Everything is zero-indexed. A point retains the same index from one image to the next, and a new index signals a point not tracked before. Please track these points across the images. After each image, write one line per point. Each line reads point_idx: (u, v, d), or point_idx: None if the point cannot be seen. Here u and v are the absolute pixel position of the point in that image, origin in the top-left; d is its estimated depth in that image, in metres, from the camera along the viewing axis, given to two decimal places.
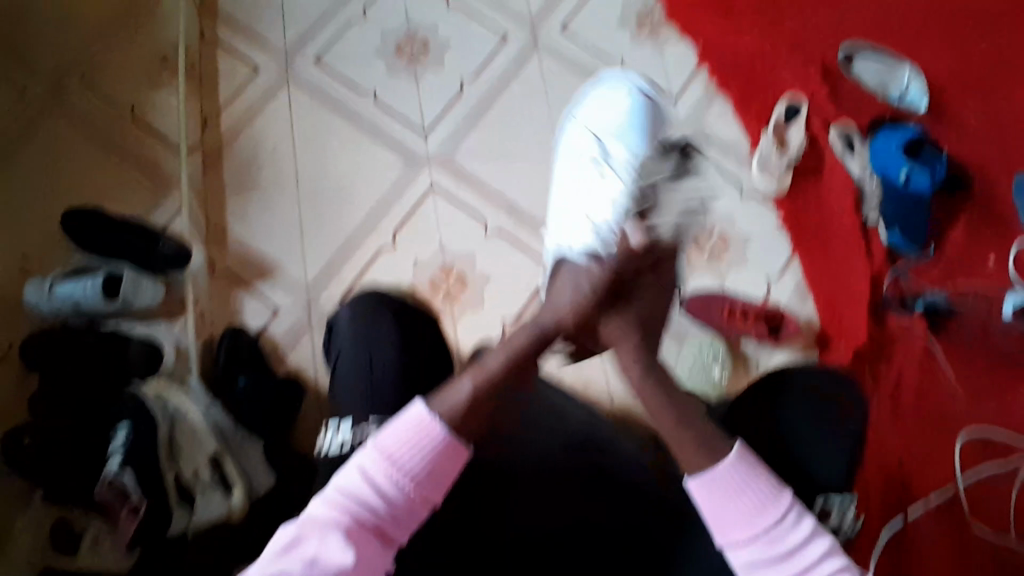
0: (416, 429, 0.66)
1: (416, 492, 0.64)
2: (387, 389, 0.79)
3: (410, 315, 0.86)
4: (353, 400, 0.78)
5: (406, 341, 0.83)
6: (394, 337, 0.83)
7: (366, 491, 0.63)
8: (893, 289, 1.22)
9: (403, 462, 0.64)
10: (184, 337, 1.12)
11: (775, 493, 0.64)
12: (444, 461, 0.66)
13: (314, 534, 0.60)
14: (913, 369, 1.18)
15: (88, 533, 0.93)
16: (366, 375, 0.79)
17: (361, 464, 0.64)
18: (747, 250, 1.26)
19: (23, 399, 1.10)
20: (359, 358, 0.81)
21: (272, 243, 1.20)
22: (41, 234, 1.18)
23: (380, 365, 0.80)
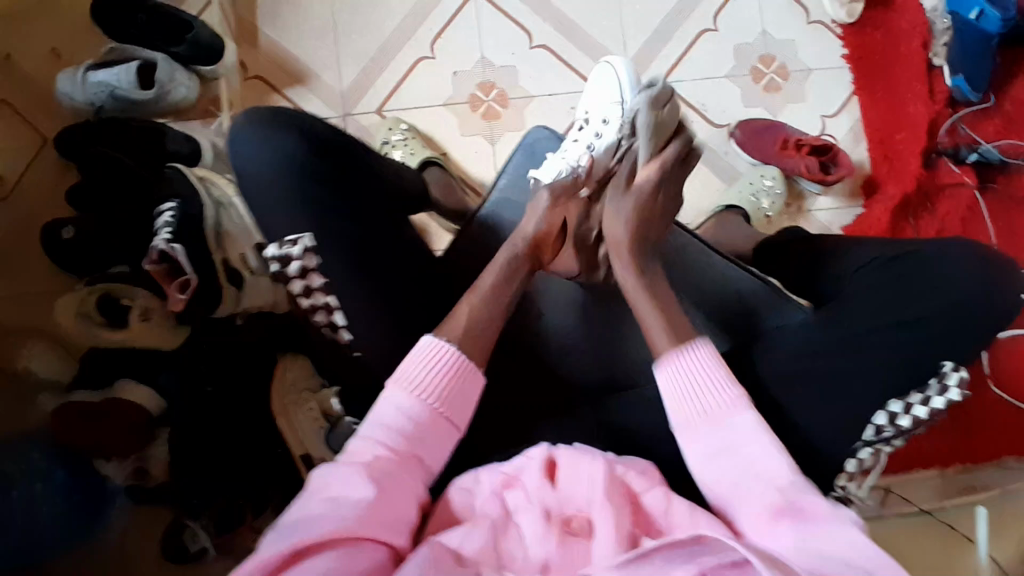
0: (435, 356, 0.66)
1: (443, 412, 0.65)
2: (308, 205, 0.70)
3: (326, 134, 0.73)
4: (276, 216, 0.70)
5: (324, 160, 0.71)
6: (301, 145, 0.71)
7: (395, 422, 0.63)
8: (949, 138, 1.14)
9: (428, 385, 0.65)
10: (220, 137, 1.10)
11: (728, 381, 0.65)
12: (461, 386, 0.67)
13: (337, 478, 0.58)
14: (956, 216, 1.11)
15: (138, 303, 0.92)
16: (284, 188, 0.70)
17: (386, 401, 0.64)
18: (808, 82, 1.18)
19: (61, 190, 1.10)
20: (266, 175, 0.70)
21: (307, 47, 1.16)
22: (67, 22, 1.13)
23: (278, 183, 0.70)
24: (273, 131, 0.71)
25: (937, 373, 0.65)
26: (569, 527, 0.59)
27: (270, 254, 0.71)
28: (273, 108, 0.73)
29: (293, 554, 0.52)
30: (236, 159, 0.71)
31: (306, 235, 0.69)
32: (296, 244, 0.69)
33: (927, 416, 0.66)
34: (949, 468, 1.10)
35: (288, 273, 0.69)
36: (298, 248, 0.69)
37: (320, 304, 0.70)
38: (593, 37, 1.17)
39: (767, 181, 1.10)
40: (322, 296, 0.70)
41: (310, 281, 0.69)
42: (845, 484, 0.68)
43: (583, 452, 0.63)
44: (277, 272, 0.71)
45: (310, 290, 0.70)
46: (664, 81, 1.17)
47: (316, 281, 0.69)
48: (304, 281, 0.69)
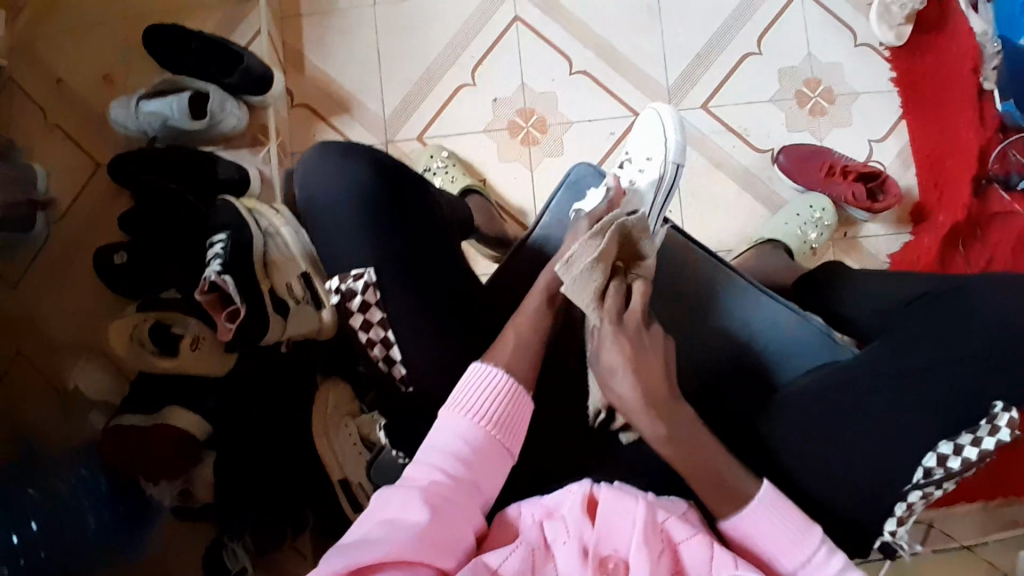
0: (487, 381, 0.66)
1: (499, 438, 0.65)
2: (365, 241, 0.70)
3: (395, 173, 0.74)
4: (338, 251, 0.71)
5: (384, 195, 0.72)
6: (364, 178, 0.72)
7: (451, 446, 0.64)
8: (998, 164, 1.10)
9: (483, 410, 0.65)
10: (266, 165, 1.12)
11: (801, 526, 0.62)
12: (515, 410, 0.67)
13: (394, 501, 0.59)
14: (1006, 244, 1.07)
15: (189, 332, 0.93)
16: (348, 228, 0.71)
17: (441, 426, 0.65)
18: (854, 107, 1.15)
19: (111, 214, 1.13)
20: (334, 211, 0.71)
21: (351, 75, 1.18)
22: (120, 51, 1.17)
23: (341, 221, 0.71)
24: (338, 166, 0.72)
25: (988, 414, 0.64)
26: (606, 567, 0.58)
27: (332, 287, 0.71)
28: (343, 143, 0.74)
29: (352, 575, 0.53)
30: (307, 192, 0.74)
31: (369, 270, 0.69)
32: (360, 278, 0.69)
33: (978, 458, 0.64)
34: (992, 501, 1.05)
35: (349, 308, 0.69)
36: (362, 283, 0.69)
37: (378, 339, 0.69)
38: (633, 63, 1.17)
39: (815, 213, 1.08)
40: (381, 331, 0.69)
41: (370, 316, 0.69)
42: (894, 528, 0.66)
43: (625, 491, 0.62)
44: (337, 305, 0.70)
45: (369, 325, 0.69)
46: (705, 106, 1.16)
47: (377, 315, 0.69)
48: (365, 316, 0.69)
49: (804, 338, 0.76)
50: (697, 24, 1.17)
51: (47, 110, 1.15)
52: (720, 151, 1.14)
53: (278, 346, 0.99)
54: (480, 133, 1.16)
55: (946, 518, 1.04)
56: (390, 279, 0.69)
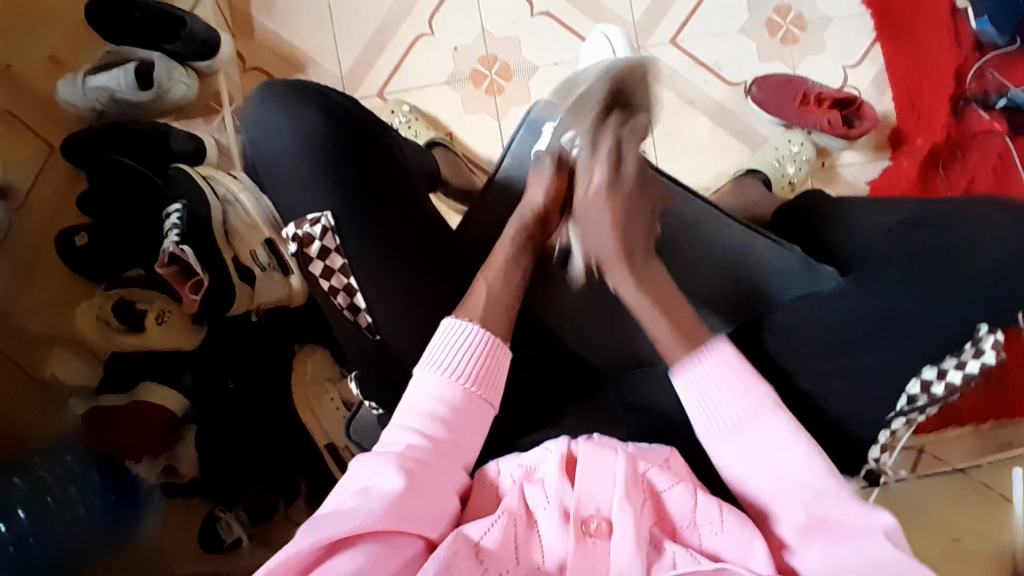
0: (464, 337, 0.63)
1: (477, 395, 0.62)
2: (323, 192, 0.65)
3: (359, 117, 0.68)
4: (292, 205, 0.66)
5: (339, 139, 0.66)
6: (318, 120, 0.66)
7: (430, 407, 0.61)
8: (976, 83, 1.07)
9: (458, 366, 0.62)
10: (223, 134, 1.09)
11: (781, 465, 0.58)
12: (493, 362, 0.64)
13: (374, 465, 0.57)
14: (987, 164, 1.05)
15: (154, 307, 0.90)
16: (306, 181, 0.65)
17: (416, 386, 0.62)
18: (827, 32, 1.11)
19: (70, 197, 1.10)
20: (287, 161, 0.66)
21: (303, 34, 1.13)
22: (63, 27, 1.12)
23: (297, 176, 0.65)
24: (288, 111, 0.66)
25: (972, 337, 0.62)
26: (587, 528, 0.54)
27: (287, 235, 0.66)
28: (291, 83, 0.68)
29: (330, 547, 0.51)
30: (257, 140, 0.68)
31: (327, 213, 0.64)
32: (317, 222, 0.64)
33: (961, 381, 0.62)
34: (985, 425, 1.03)
35: (308, 255, 0.64)
36: (319, 228, 0.64)
37: (340, 286, 0.65)
38: (597, 2, 1.12)
39: (794, 146, 1.06)
40: (343, 277, 0.64)
41: (331, 263, 0.64)
42: (878, 456, 0.65)
43: (604, 445, 0.58)
44: (295, 253, 0.65)
45: (331, 272, 0.64)
46: (675, 41, 1.12)
47: (337, 261, 0.64)
48: (326, 262, 0.64)
49: (785, 266, 0.74)
50: None
51: None
52: (692, 87, 1.11)
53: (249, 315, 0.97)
54: (443, 84, 1.12)
55: (938, 444, 1.03)
56: (350, 225, 0.64)
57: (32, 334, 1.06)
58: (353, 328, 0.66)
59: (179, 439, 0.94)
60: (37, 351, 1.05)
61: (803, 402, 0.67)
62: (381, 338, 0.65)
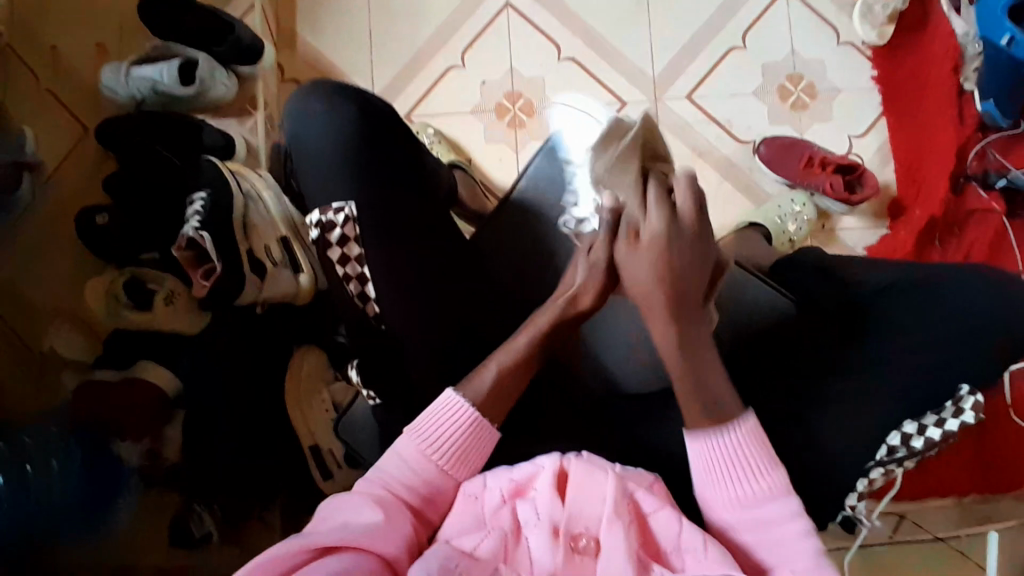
0: (450, 413, 0.62)
1: (451, 473, 0.61)
2: (352, 185, 0.68)
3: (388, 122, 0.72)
4: (322, 192, 0.69)
5: (370, 135, 0.70)
6: (353, 112, 0.70)
7: (408, 472, 0.60)
8: (977, 163, 1.11)
9: (438, 442, 0.61)
10: (253, 135, 1.14)
11: (765, 466, 0.58)
12: (477, 443, 0.62)
13: (354, 501, 0.57)
14: (983, 241, 1.09)
15: (163, 288, 0.93)
16: (337, 168, 0.68)
17: (395, 450, 0.62)
18: (835, 104, 1.18)
19: (97, 179, 1.14)
20: (321, 150, 0.69)
21: (342, 53, 1.20)
22: (116, 21, 1.19)
23: (329, 165, 0.69)
24: (324, 113, 0.70)
25: (954, 396, 0.65)
26: (576, 545, 0.53)
27: (310, 222, 0.69)
28: (327, 80, 0.72)
29: (309, 555, 0.51)
30: (293, 135, 0.71)
31: (350, 203, 0.68)
32: (341, 211, 0.68)
33: (942, 438, 0.65)
34: (967, 498, 1.02)
35: (328, 240, 0.67)
36: (342, 216, 0.67)
37: (353, 274, 0.68)
38: (621, 53, 1.19)
39: (796, 206, 1.10)
40: (358, 266, 0.68)
41: (348, 250, 0.68)
42: (854, 503, 0.67)
43: (594, 463, 0.56)
44: (315, 240, 0.69)
45: (347, 260, 0.68)
46: (690, 97, 1.18)
47: (355, 251, 0.67)
48: (343, 249, 0.67)
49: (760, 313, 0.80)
50: (686, 15, 1.20)
51: (36, 76, 1.15)
52: (703, 140, 1.16)
53: (255, 308, 0.98)
54: (467, 113, 1.18)
55: (920, 512, 1.03)
56: (372, 217, 0.68)
57: (41, 305, 1.08)
58: (362, 314, 0.69)
59: (167, 422, 0.95)
60: (41, 324, 1.06)
61: (785, 438, 0.69)
62: (387, 328, 0.68)
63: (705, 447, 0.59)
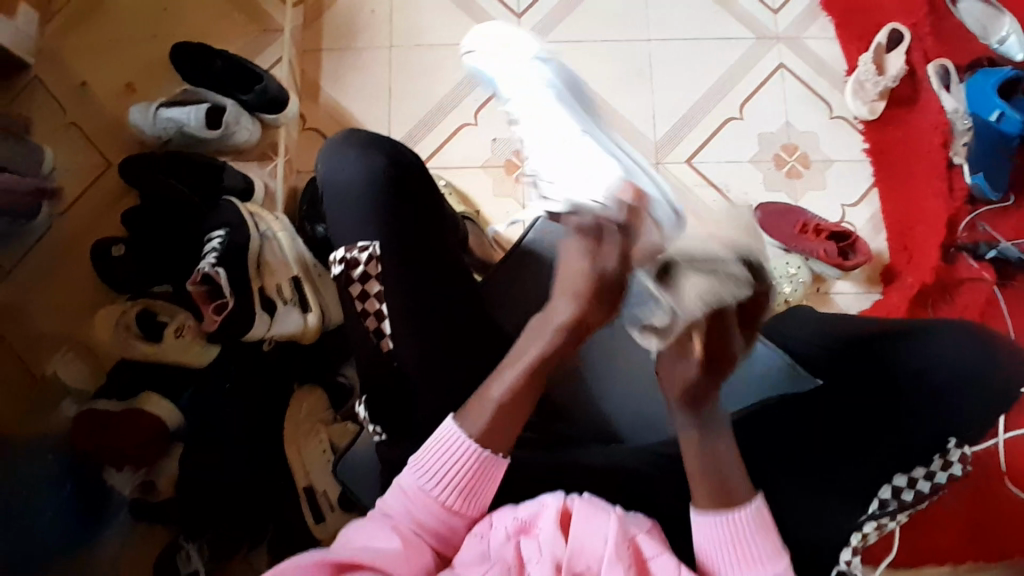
0: (457, 451, 0.60)
1: (455, 511, 0.59)
2: (373, 226, 0.73)
3: (416, 172, 0.78)
4: (346, 232, 0.74)
5: (398, 184, 0.76)
6: (385, 164, 0.76)
7: (417, 501, 0.59)
8: (967, 234, 1.16)
9: (441, 481, 0.60)
10: (272, 178, 1.17)
11: (771, 552, 0.59)
12: (484, 483, 0.61)
13: (363, 530, 0.58)
14: (974, 309, 1.12)
15: (174, 320, 0.95)
16: (364, 212, 0.74)
17: (399, 484, 0.61)
18: (827, 173, 1.24)
19: (115, 210, 1.18)
20: (353, 194, 0.75)
21: (361, 105, 1.28)
22: (145, 63, 1.25)
23: (352, 208, 0.75)
24: (360, 156, 0.77)
25: (942, 449, 0.68)
26: None
27: (334, 258, 0.72)
28: (371, 133, 0.79)
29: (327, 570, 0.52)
30: (328, 171, 0.77)
31: (376, 243, 0.72)
32: (366, 249, 0.72)
33: (929, 491, 0.68)
34: (966, 568, 1.02)
35: (350, 276, 0.70)
36: (366, 254, 0.71)
37: (372, 309, 0.70)
38: (623, 117, 1.26)
39: (791, 269, 1.15)
40: (377, 302, 0.70)
41: (369, 287, 0.70)
42: (851, 558, 0.65)
43: (597, 503, 0.57)
44: (338, 275, 0.71)
45: (367, 295, 0.70)
46: (690, 161, 1.24)
47: (375, 287, 0.70)
48: (363, 286, 0.70)
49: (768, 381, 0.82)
50: (687, 87, 1.27)
51: (64, 109, 1.22)
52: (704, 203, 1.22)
53: (260, 344, 1.00)
54: (478, 165, 1.24)
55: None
56: (394, 255, 0.72)
57: (46, 332, 1.09)
58: (374, 350, 0.70)
59: (163, 454, 0.97)
60: (45, 348, 1.07)
61: (783, 494, 0.69)
62: (400, 364, 0.70)
63: (720, 526, 0.59)
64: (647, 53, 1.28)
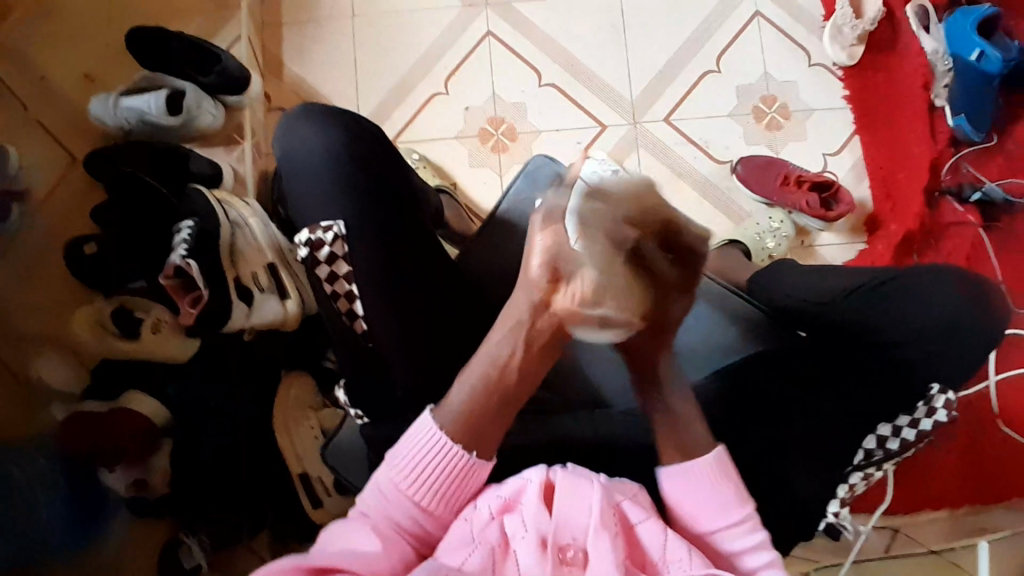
0: (433, 449, 0.59)
1: (429, 505, 0.58)
2: (337, 207, 0.71)
3: (381, 149, 0.75)
4: (312, 214, 0.72)
5: (360, 163, 0.73)
6: (344, 140, 0.74)
7: (393, 500, 0.59)
8: (951, 178, 1.15)
9: (414, 474, 0.59)
10: (240, 163, 1.14)
11: (735, 497, 0.60)
12: (465, 479, 0.59)
13: (342, 533, 0.58)
14: (961, 251, 1.11)
15: (150, 316, 0.94)
16: (328, 195, 0.72)
17: (374, 481, 0.60)
18: (809, 122, 1.21)
19: (85, 206, 1.15)
20: (315, 178, 0.72)
21: (328, 82, 1.24)
22: (101, 52, 1.20)
23: (315, 190, 0.72)
24: (317, 134, 0.74)
25: (926, 396, 0.71)
26: (564, 556, 0.53)
27: (300, 240, 0.71)
28: (329, 109, 0.76)
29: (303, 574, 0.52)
30: (288, 154, 0.75)
31: (339, 222, 0.70)
32: (329, 230, 0.70)
33: (916, 438, 0.73)
34: (959, 509, 1.04)
35: (317, 258, 0.69)
36: (331, 234, 0.70)
37: (342, 292, 0.70)
38: (599, 77, 1.23)
39: (774, 222, 1.14)
40: (346, 284, 0.70)
41: (336, 269, 0.70)
42: (837, 510, 0.70)
43: (580, 474, 0.56)
44: (304, 258, 0.70)
45: (335, 277, 0.70)
46: (669, 118, 1.21)
47: (343, 269, 0.70)
48: (331, 268, 0.69)
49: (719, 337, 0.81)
50: (663, 41, 1.24)
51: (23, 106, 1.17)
52: (684, 159, 1.19)
53: (242, 334, 0.99)
54: (453, 136, 1.21)
55: (912, 525, 1.03)
56: (361, 236, 0.70)
57: (24, 335, 1.07)
58: (347, 330, 0.71)
59: (153, 451, 0.94)
60: (25, 351, 1.06)
61: (768, 450, 0.69)
62: (377, 346, 0.69)
63: (684, 478, 0.60)
64: (619, 8, 1.24)
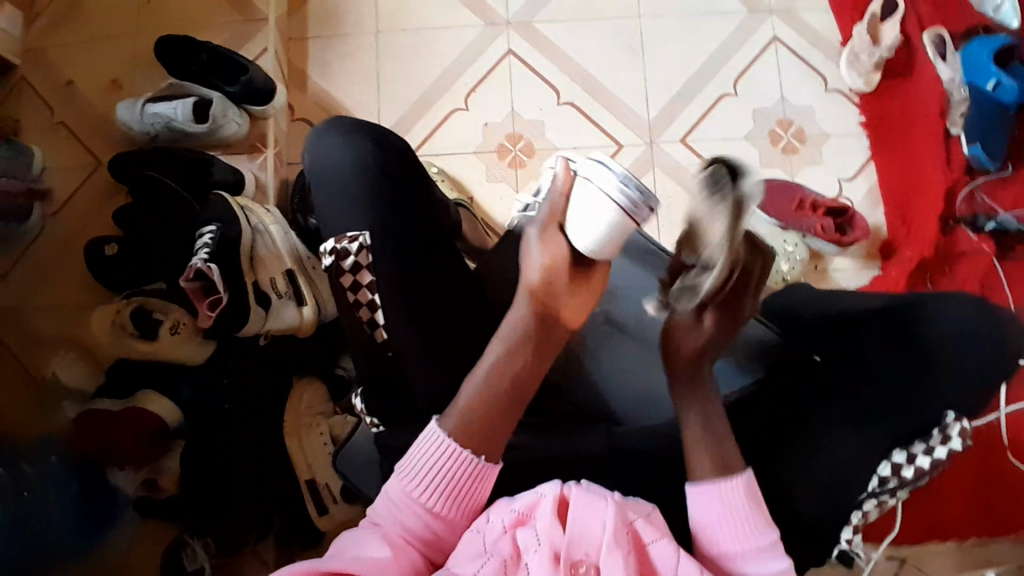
0: (447, 458, 0.59)
1: (443, 514, 0.59)
2: (361, 216, 0.72)
3: (405, 163, 0.77)
4: (336, 222, 0.74)
5: (384, 176, 0.74)
6: (371, 151, 0.75)
7: (407, 508, 0.59)
8: (966, 206, 1.15)
9: (428, 483, 0.59)
10: (262, 170, 1.16)
11: (760, 522, 0.59)
12: (477, 486, 0.60)
13: (355, 541, 0.58)
14: (975, 278, 1.11)
15: (169, 317, 0.95)
16: (353, 205, 0.73)
17: (389, 491, 0.61)
18: (824, 147, 1.22)
19: (106, 208, 1.17)
20: (342, 189, 0.74)
21: (351, 94, 1.26)
22: (129, 59, 1.23)
23: (339, 200, 0.74)
24: (344, 146, 0.75)
25: (940, 423, 0.67)
26: (575, 571, 0.53)
27: (325, 249, 0.72)
28: (355, 121, 0.78)
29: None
30: (315, 164, 0.76)
31: (365, 233, 0.71)
32: (355, 240, 0.71)
33: (931, 466, 0.66)
34: (967, 541, 1.03)
35: (341, 267, 0.70)
36: (356, 245, 0.71)
37: (365, 300, 0.70)
38: (617, 97, 1.24)
39: (789, 245, 1.14)
40: (369, 293, 0.70)
41: (360, 278, 0.70)
42: (850, 537, 0.65)
43: (594, 490, 0.56)
44: (329, 266, 0.71)
45: (358, 287, 0.70)
46: (685, 139, 1.22)
47: (367, 278, 0.70)
48: (355, 277, 0.70)
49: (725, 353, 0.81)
50: (681, 64, 1.25)
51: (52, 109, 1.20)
52: (699, 181, 1.21)
53: (258, 338, 1.00)
54: (472, 151, 1.22)
55: (921, 555, 1.05)
56: (382, 246, 0.71)
57: (42, 333, 1.09)
58: (369, 340, 0.71)
59: (164, 452, 0.96)
60: (43, 349, 1.07)
61: (781, 472, 0.69)
62: (394, 354, 0.70)
63: (711, 496, 0.60)
64: (639, 30, 1.26)
